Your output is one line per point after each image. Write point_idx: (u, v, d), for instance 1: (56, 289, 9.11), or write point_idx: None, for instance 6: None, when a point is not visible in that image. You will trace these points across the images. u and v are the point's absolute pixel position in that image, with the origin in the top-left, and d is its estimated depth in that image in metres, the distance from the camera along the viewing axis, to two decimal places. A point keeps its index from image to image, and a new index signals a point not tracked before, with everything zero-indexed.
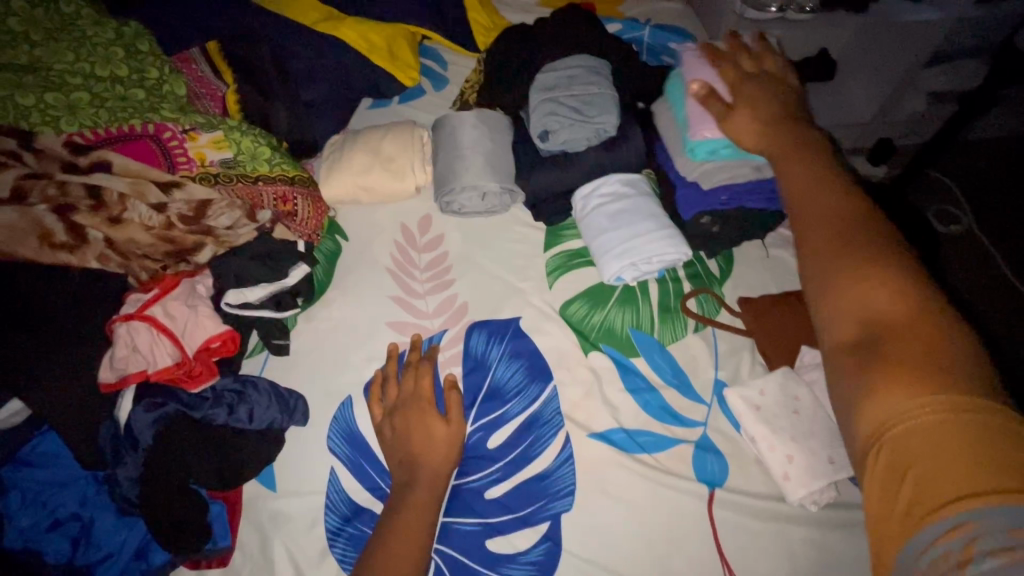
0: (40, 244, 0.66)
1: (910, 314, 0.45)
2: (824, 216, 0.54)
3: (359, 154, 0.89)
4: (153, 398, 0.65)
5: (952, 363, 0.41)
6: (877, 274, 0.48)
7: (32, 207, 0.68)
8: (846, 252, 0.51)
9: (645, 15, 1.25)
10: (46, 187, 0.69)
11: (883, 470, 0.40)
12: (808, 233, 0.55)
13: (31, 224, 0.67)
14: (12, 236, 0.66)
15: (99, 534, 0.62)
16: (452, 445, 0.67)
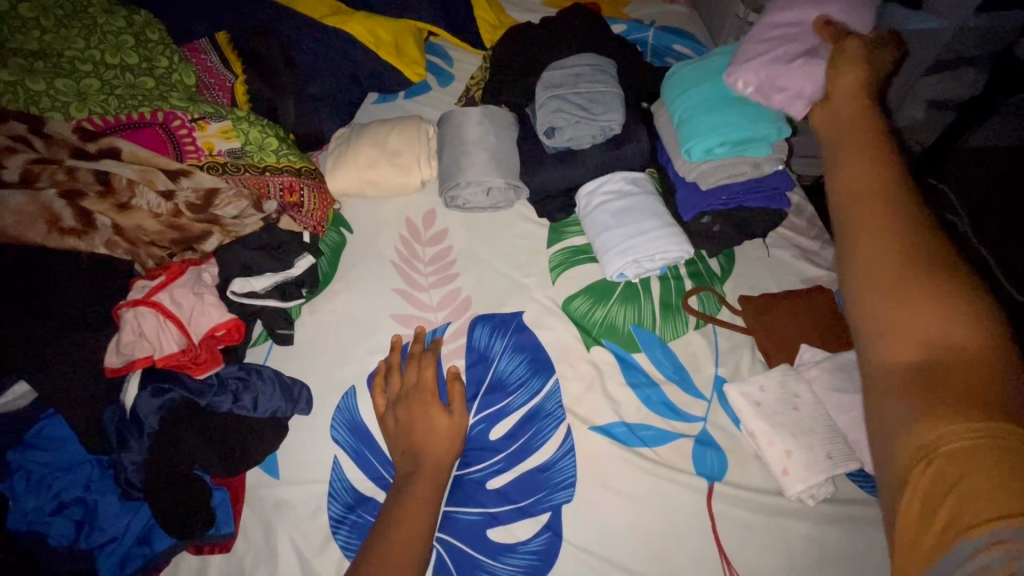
0: (48, 229, 0.66)
1: (966, 329, 0.41)
2: (874, 216, 0.48)
3: (365, 147, 0.90)
4: (159, 384, 0.65)
5: (1005, 384, 0.39)
6: (936, 279, 0.44)
7: (38, 191, 0.67)
8: (901, 257, 0.45)
9: (649, 17, 1.25)
10: (55, 172, 0.69)
11: (924, 488, 0.38)
12: (856, 237, 0.49)
13: (39, 208, 0.66)
14: (20, 221, 0.65)
15: (103, 518, 0.62)
16: (455, 436, 0.68)
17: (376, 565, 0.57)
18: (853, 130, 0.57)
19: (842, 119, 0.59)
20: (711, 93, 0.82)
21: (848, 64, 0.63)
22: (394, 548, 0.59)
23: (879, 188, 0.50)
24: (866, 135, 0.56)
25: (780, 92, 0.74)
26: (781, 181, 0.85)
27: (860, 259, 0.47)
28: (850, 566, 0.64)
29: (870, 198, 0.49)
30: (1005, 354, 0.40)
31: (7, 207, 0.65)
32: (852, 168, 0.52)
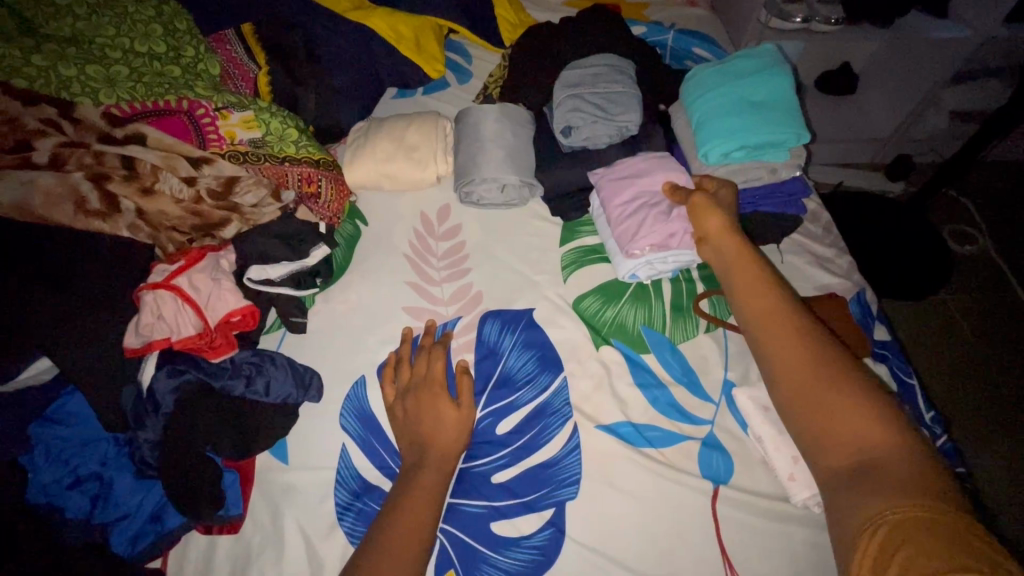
0: (75, 211, 0.67)
1: (878, 426, 0.52)
2: (764, 313, 0.63)
3: (383, 141, 0.91)
4: (176, 365, 0.67)
5: (925, 476, 0.47)
6: (830, 362, 0.57)
7: (67, 174, 0.68)
8: (792, 332, 0.60)
9: (669, 19, 1.25)
10: (83, 156, 0.71)
11: (875, 551, 0.44)
12: (759, 331, 0.63)
13: (67, 189, 0.67)
14: (49, 201, 0.66)
15: (117, 494, 0.63)
16: (460, 430, 0.69)
17: (381, 551, 0.58)
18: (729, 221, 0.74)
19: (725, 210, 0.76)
20: (727, 96, 0.82)
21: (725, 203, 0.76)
22: (399, 536, 0.59)
23: (765, 290, 0.65)
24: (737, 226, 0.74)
25: (674, 238, 0.79)
26: (797, 188, 0.85)
27: (750, 317, 0.64)
28: None
29: (756, 296, 0.65)
30: (929, 469, 0.48)
31: (38, 188, 0.66)
32: (745, 274, 0.68)
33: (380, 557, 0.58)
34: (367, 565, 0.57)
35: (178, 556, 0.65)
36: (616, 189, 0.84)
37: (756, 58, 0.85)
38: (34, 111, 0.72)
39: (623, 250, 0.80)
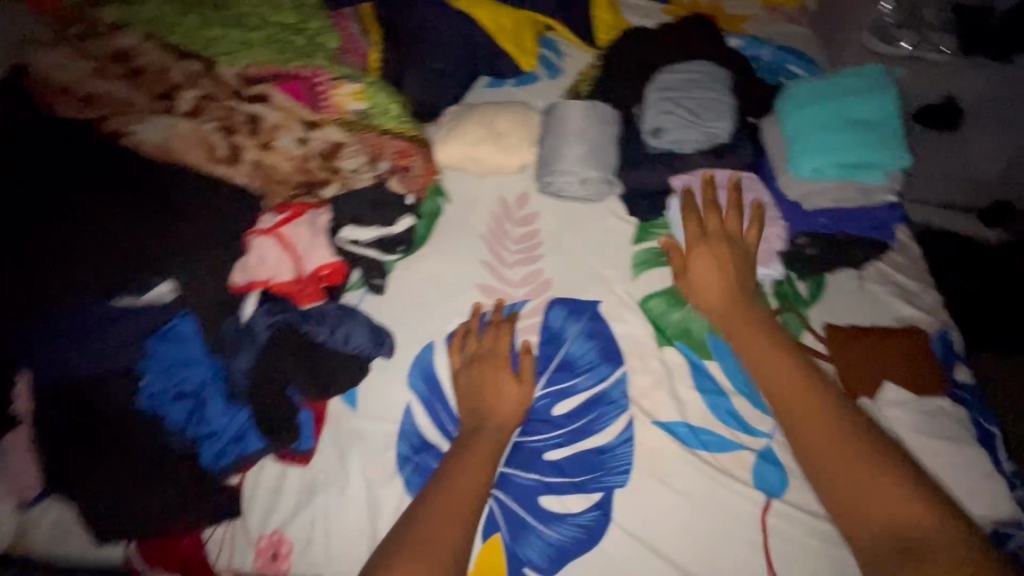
0: (206, 155, 0.75)
1: (908, 500, 0.57)
2: (783, 381, 0.68)
3: (474, 126, 0.95)
4: (275, 306, 0.72)
5: (965, 558, 0.53)
6: (850, 435, 0.63)
7: (200, 124, 0.77)
8: (810, 404, 0.66)
9: (768, 35, 1.24)
10: (218, 108, 0.79)
11: None
12: (779, 398, 0.68)
13: (201, 137, 0.76)
14: (186, 144, 0.75)
15: (207, 415, 0.69)
16: (517, 406, 0.72)
17: (434, 509, 0.63)
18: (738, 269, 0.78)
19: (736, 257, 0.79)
20: (826, 115, 0.81)
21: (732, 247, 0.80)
22: (452, 496, 0.64)
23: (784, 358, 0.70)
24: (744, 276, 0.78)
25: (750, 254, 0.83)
26: (889, 216, 0.83)
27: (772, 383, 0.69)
28: None
29: (774, 363, 0.70)
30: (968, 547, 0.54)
31: (177, 136, 0.75)
32: (754, 343, 0.72)
33: (433, 514, 0.62)
34: (422, 521, 0.61)
35: (252, 478, 0.70)
36: (705, 193, 0.85)
37: (868, 76, 0.83)
38: (180, 66, 0.80)
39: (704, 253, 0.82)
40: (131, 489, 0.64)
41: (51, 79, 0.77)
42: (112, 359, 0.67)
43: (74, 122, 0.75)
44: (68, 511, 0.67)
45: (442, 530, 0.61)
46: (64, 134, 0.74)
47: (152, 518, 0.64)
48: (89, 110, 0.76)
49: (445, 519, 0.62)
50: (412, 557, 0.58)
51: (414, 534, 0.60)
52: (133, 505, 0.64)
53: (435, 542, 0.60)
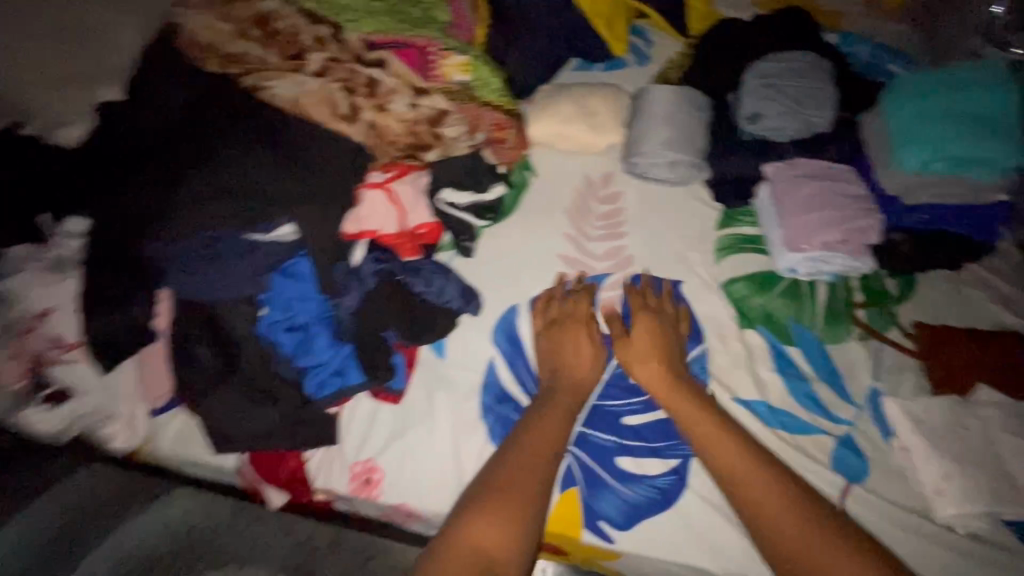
0: (329, 112, 0.82)
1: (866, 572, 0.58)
2: (731, 458, 0.66)
3: (568, 104, 0.98)
4: (382, 253, 0.79)
5: None
6: (798, 509, 0.62)
7: (326, 82, 0.83)
8: (757, 479, 0.65)
9: (868, 31, 1.19)
10: (342, 71, 0.85)
11: None
12: (725, 476, 0.66)
13: (326, 94, 0.82)
14: (313, 100, 0.82)
15: (313, 349, 0.75)
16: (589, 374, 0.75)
17: (515, 466, 0.67)
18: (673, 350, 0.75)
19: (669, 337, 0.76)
20: (933, 108, 0.81)
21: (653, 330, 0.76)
22: (530, 456, 0.67)
23: (726, 432, 0.68)
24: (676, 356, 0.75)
25: (845, 244, 0.80)
26: (997, 213, 0.82)
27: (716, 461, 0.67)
28: None
29: (716, 437, 0.67)
30: None
31: (306, 91, 0.82)
32: (703, 425, 0.69)
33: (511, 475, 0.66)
34: (502, 480, 0.65)
35: (349, 410, 0.76)
36: (800, 184, 0.84)
37: (980, 71, 0.83)
38: (312, 30, 0.88)
39: (789, 240, 0.81)
40: (255, 406, 0.73)
41: (199, 37, 0.87)
42: (238, 288, 0.74)
43: (219, 77, 0.84)
44: (190, 420, 0.76)
45: (519, 492, 0.65)
46: (212, 87, 0.84)
47: (272, 432, 0.73)
48: (231, 66, 0.85)
49: (524, 481, 0.65)
50: (495, 516, 0.62)
51: (495, 493, 0.65)
52: (254, 420, 0.73)
53: (516, 501, 0.64)
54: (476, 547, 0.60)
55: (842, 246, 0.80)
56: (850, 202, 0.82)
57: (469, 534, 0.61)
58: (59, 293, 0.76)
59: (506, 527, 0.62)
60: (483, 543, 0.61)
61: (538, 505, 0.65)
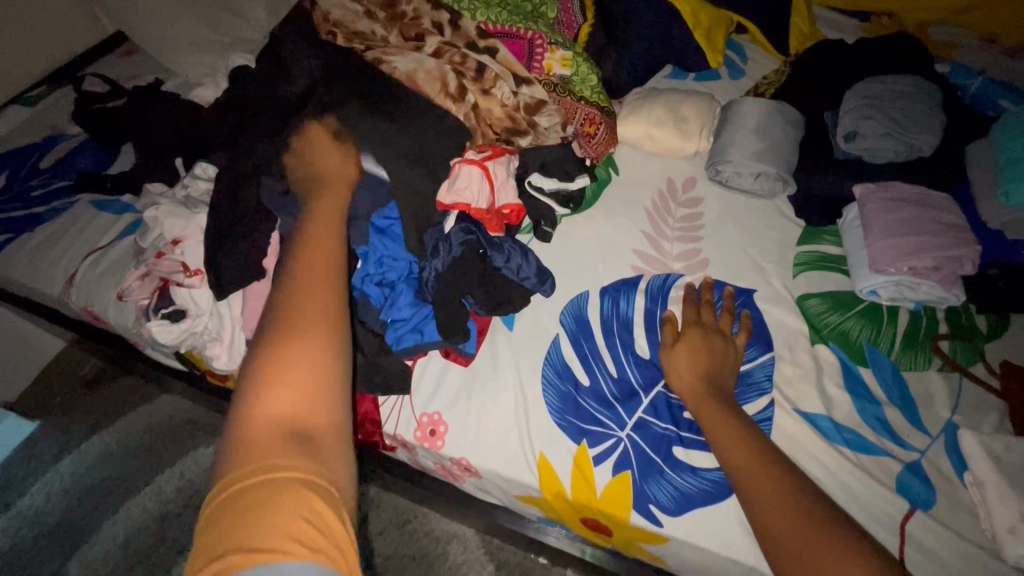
0: (439, 90, 0.89)
1: None
2: (738, 457, 0.63)
3: (659, 107, 1.00)
4: (470, 225, 0.82)
5: None
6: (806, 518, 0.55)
7: (441, 63, 0.90)
8: (764, 477, 0.60)
9: (984, 62, 1.14)
10: (454, 54, 0.91)
11: None
12: (738, 477, 0.62)
13: (439, 74, 0.89)
14: (428, 78, 0.89)
15: (397, 305, 0.80)
16: (336, 217, 0.60)
17: (292, 305, 0.48)
18: (705, 353, 0.73)
19: (710, 344, 0.74)
20: None
21: (703, 339, 0.75)
22: (303, 283, 0.49)
23: (740, 435, 0.65)
24: (711, 357, 0.73)
25: (936, 271, 0.78)
26: None
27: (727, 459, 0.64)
28: None
29: (730, 438, 0.65)
30: None
31: (423, 68, 0.89)
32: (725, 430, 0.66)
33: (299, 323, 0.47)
34: (281, 323, 0.47)
35: (422, 363, 0.83)
36: (894, 207, 0.83)
37: None
38: (433, 14, 0.95)
39: (873, 261, 0.80)
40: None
41: (331, 15, 0.97)
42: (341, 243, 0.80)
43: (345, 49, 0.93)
44: None
45: (306, 352, 0.45)
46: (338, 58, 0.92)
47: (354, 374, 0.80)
48: (356, 42, 0.95)
49: (307, 323, 0.47)
50: (285, 368, 0.44)
51: (277, 342, 0.46)
52: None
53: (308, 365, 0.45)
54: (267, 431, 0.42)
55: (932, 272, 0.78)
56: (946, 229, 0.80)
57: (254, 419, 0.43)
58: (189, 225, 0.87)
59: (301, 380, 0.44)
60: (282, 413, 0.43)
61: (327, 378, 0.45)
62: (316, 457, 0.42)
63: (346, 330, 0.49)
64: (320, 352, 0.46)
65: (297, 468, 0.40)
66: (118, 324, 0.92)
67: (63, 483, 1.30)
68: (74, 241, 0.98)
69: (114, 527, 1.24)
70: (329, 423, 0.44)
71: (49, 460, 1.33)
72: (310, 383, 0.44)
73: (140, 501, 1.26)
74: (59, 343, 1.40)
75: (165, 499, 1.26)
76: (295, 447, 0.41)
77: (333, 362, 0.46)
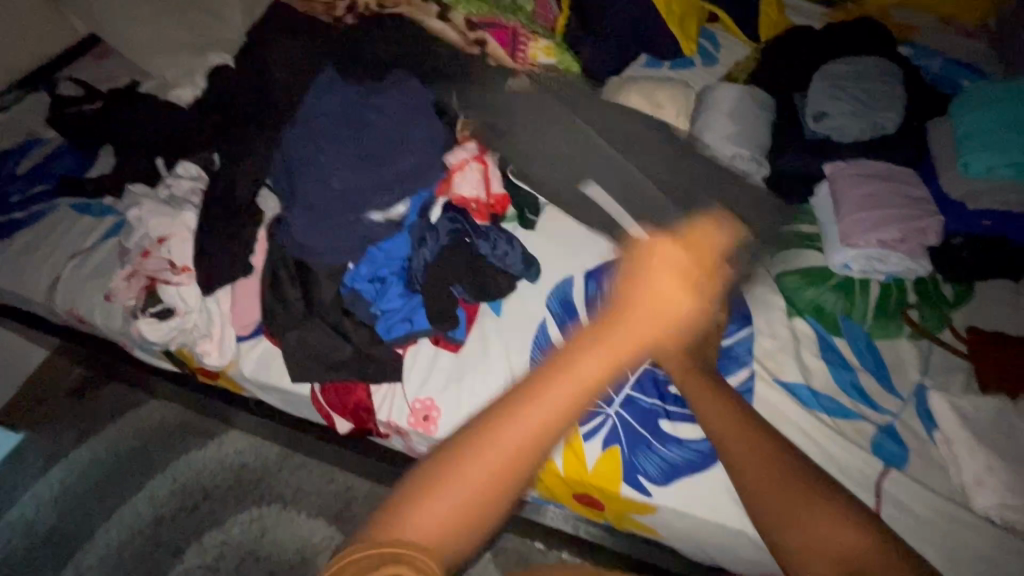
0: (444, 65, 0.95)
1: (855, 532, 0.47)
2: (715, 412, 0.62)
3: (635, 95, 1.02)
4: (456, 215, 0.85)
5: None
6: (781, 457, 0.55)
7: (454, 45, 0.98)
8: (742, 424, 0.59)
9: (944, 45, 1.18)
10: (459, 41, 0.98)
11: None
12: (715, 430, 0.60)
13: (450, 53, 0.97)
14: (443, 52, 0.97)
15: (386, 296, 0.82)
16: (674, 312, 0.48)
17: (502, 419, 0.41)
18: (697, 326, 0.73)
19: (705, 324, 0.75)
20: (1003, 116, 0.84)
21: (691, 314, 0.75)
22: (533, 396, 0.42)
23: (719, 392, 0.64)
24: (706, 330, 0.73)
25: (902, 242, 0.82)
26: None
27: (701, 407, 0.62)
28: None
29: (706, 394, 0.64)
30: None
31: (442, 43, 0.97)
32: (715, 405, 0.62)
33: (515, 434, 0.41)
34: (479, 429, 0.42)
35: (412, 352, 0.84)
36: (861, 184, 0.86)
37: None
38: (425, 15, 1.00)
39: (845, 235, 0.83)
40: (331, 340, 0.81)
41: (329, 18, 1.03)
42: (335, 252, 0.82)
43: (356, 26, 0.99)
44: (270, 348, 0.86)
45: (483, 468, 0.41)
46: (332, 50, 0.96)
47: (347, 364, 0.82)
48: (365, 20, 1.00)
49: (507, 441, 0.41)
50: (461, 478, 0.41)
51: (468, 447, 0.41)
52: (331, 349, 0.81)
53: (482, 486, 0.40)
54: (409, 530, 0.39)
55: (900, 244, 0.82)
56: (912, 202, 0.84)
57: (405, 518, 0.39)
58: (175, 223, 0.87)
59: (472, 495, 0.40)
60: (435, 520, 0.40)
61: (497, 503, 0.41)
62: (432, 560, 0.38)
63: (533, 465, 0.42)
64: (496, 479, 0.41)
65: (410, 560, 0.37)
66: (105, 326, 0.91)
67: (53, 492, 1.29)
68: (56, 245, 0.98)
69: (107, 534, 1.23)
70: (461, 543, 0.40)
71: (38, 469, 1.32)
72: (467, 497, 0.40)
73: (134, 506, 1.26)
74: (42, 351, 1.38)
75: (160, 503, 1.26)
76: (422, 546, 0.39)
77: (506, 490, 0.41)
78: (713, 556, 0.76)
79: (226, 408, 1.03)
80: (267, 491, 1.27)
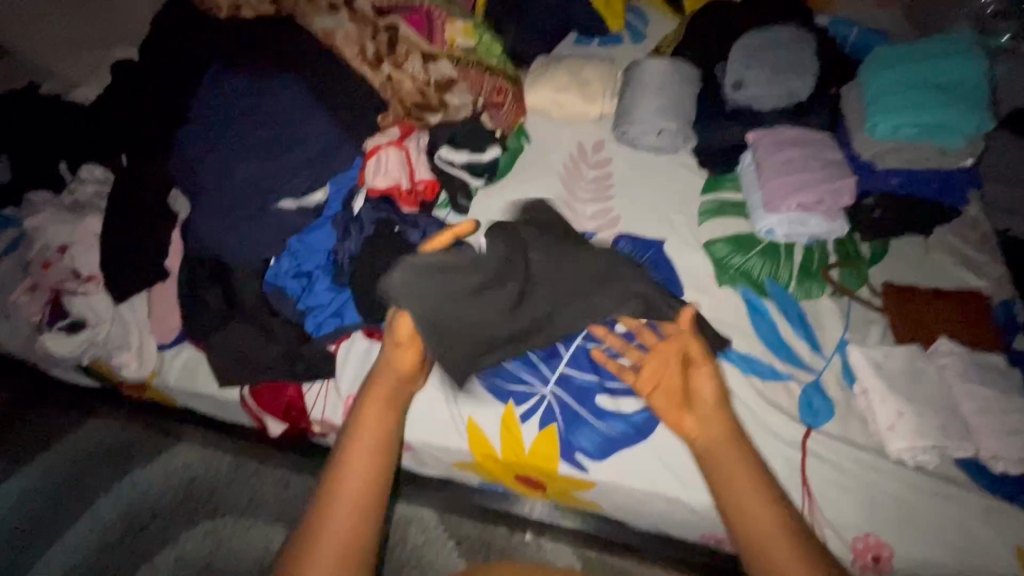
0: (356, 53, 0.90)
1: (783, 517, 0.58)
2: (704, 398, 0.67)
3: (561, 72, 1.01)
4: (380, 203, 0.82)
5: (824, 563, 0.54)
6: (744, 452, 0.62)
7: (361, 27, 0.91)
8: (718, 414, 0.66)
9: (859, 12, 1.21)
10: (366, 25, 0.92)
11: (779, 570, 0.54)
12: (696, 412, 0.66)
13: (358, 38, 0.91)
14: (346, 39, 0.90)
15: (314, 292, 0.79)
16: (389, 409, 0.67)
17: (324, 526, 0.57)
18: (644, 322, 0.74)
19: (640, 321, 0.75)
20: (909, 78, 0.86)
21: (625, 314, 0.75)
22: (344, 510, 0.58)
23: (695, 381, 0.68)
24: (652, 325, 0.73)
25: (821, 204, 0.84)
26: (966, 178, 0.87)
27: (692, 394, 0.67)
28: (930, 523, 0.68)
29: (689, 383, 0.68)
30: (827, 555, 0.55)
31: (341, 30, 0.90)
32: (735, 469, 0.61)
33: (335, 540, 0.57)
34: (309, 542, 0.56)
35: (346, 348, 0.80)
36: (782, 150, 0.88)
37: (955, 42, 0.88)
38: None
39: (767, 202, 0.85)
40: (262, 341, 0.79)
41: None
42: (258, 250, 0.80)
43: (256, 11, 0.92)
44: (196, 355, 0.83)
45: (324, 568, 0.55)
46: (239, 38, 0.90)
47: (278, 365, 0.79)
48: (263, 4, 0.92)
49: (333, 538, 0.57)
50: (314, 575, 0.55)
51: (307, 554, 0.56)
52: (260, 351, 0.79)
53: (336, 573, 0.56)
54: None
55: (818, 206, 0.84)
56: (828, 165, 0.86)
57: None
58: (80, 231, 0.83)
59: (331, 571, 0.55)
60: None
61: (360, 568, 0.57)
62: None
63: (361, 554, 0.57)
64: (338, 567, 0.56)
65: None
66: (11, 346, 0.85)
67: None
68: None
69: None
70: None
71: None
72: None
73: None
74: None
75: (104, 527, 1.20)
76: None
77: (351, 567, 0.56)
78: (655, 524, 0.78)
79: (160, 421, 0.99)
80: (220, 502, 1.23)
